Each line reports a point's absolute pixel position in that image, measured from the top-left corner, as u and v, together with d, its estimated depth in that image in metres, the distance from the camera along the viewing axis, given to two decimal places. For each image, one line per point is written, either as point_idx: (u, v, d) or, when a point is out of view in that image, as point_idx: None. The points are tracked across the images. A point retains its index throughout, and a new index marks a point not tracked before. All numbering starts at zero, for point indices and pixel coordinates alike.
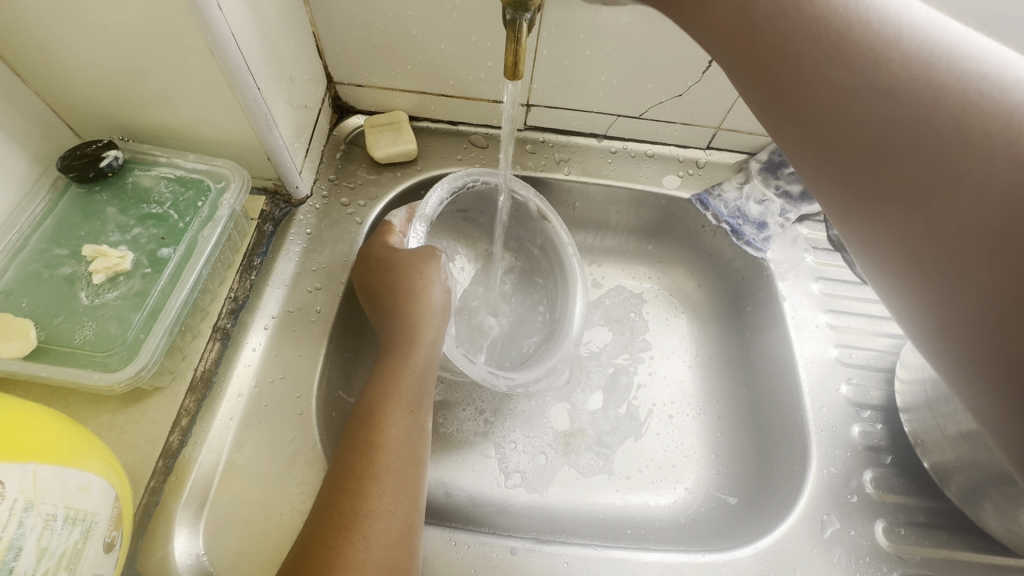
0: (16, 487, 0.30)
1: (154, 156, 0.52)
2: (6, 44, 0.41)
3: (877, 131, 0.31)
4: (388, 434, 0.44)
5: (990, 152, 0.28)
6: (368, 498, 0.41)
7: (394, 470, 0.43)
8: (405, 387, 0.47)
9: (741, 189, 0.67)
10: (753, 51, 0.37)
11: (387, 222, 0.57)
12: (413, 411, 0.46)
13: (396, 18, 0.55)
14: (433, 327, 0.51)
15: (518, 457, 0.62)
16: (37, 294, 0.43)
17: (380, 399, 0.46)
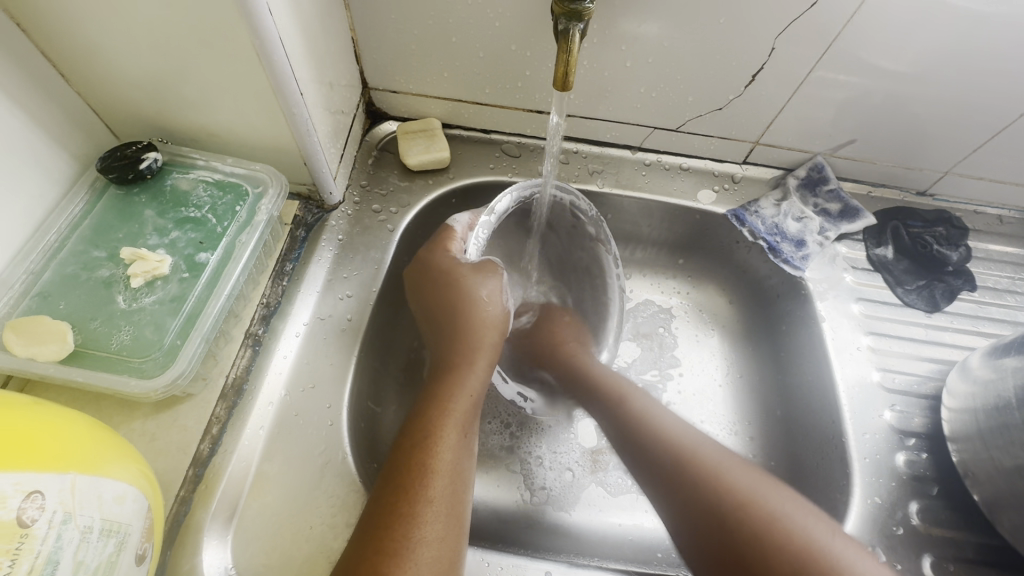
0: (55, 498, 0.29)
1: (192, 159, 0.51)
2: (54, 44, 0.41)
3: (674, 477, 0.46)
4: (441, 459, 0.44)
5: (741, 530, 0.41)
6: (418, 525, 0.40)
7: (443, 497, 0.43)
8: (458, 413, 0.48)
9: (778, 206, 0.65)
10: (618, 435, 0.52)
11: (448, 227, 0.56)
12: (465, 438, 0.47)
13: (437, 26, 0.55)
14: (489, 352, 0.53)
15: (546, 474, 0.60)
16: (75, 297, 0.42)
17: (432, 423, 0.46)
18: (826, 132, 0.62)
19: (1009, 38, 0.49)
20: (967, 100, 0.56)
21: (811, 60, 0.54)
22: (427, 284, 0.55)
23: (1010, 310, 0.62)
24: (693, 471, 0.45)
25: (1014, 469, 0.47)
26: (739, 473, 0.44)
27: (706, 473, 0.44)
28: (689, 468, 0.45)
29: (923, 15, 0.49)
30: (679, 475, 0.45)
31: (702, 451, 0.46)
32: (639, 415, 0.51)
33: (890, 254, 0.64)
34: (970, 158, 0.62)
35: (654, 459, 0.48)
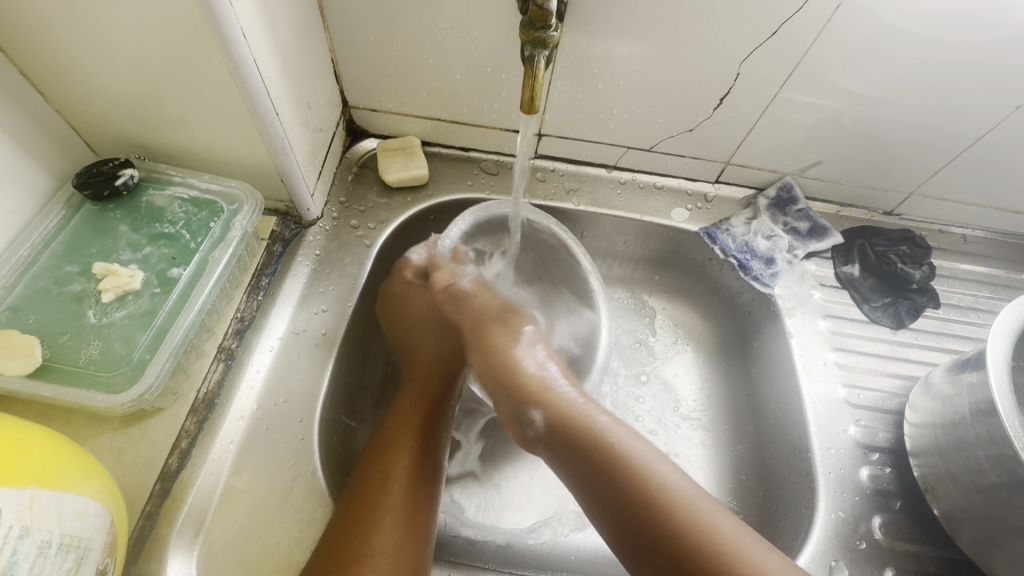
0: (12, 513, 0.29)
1: (169, 175, 0.52)
2: (32, 64, 0.42)
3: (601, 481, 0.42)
4: (405, 467, 0.45)
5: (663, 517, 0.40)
6: (375, 533, 0.41)
7: (404, 505, 0.43)
8: (420, 425, 0.49)
9: (749, 225, 0.67)
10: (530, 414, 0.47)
11: (407, 258, 0.62)
12: (428, 448, 0.48)
13: (414, 48, 0.56)
14: (458, 369, 0.55)
15: (518, 490, 0.61)
16: (44, 312, 0.43)
17: (394, 434, 0.48)
18: (793, 153, 0.64)
19: (959, 65, 0.52)
20: (925, 123, 0.58)
21: (775, 83, 0.56)
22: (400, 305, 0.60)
23: (974, 327, 0.64)
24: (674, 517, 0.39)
25: (971, 484, 0.48)
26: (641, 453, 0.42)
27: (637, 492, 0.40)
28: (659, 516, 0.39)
29: (877, 43, 0.51)
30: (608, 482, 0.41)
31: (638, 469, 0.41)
32: (615, 457, 0.42)
33: (857, 271, 0.66)
34: (932, 179, 0.64)
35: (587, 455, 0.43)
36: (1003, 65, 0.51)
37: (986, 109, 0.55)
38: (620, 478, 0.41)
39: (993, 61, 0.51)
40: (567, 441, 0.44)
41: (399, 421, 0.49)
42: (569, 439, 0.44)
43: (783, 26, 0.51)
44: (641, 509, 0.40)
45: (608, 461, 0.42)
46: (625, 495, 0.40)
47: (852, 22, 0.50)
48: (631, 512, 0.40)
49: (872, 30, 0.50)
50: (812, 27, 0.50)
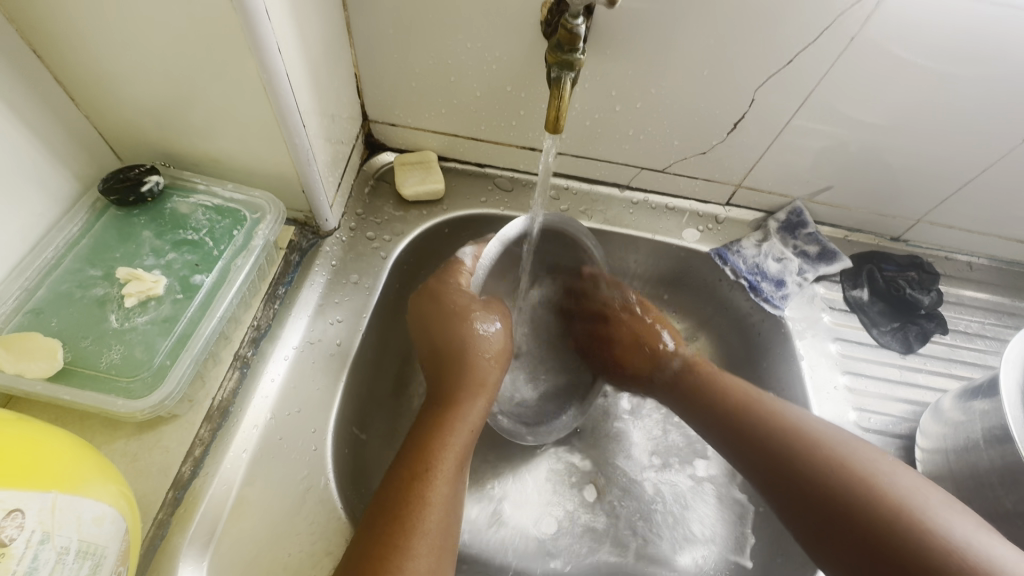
0: (35, 518, 0.29)
1: (192, 183, 0.52)
2: (66, 70, 0.43)
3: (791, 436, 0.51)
4: (437, 491, 0.46)
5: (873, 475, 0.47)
6: (409, 556, 0.41)
7: (436, 528, 0.44)
8: (457, 446, 0.49)
9: (759, 247, 0.68)
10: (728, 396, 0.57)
11: (457, 259, 0.60)
12: (459, 471, 0.48)
13: (436, 65, 0.57)
14: (490, 390, 0.55)
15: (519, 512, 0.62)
16: (67, 315, 0.43)
17: (432, 452, 0.48)
18: (805, 177, 0.65)
19: (971, 96, 0.53)
20: (936, 151, 0.59)
21: (790, 108, 0.57)
22: (433, 316, 0.57)
23: (981, 354, 0.65)
24: (846, 474, 0.47)
25: (984, 512, 0.48)
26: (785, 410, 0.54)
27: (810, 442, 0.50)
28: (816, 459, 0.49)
29: (892, 72, 0.52)
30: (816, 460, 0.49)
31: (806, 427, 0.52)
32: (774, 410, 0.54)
33: (866, 296, 0.67)
34: (941, 206, 0.66)
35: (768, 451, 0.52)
36: (1014, 98, 0.52)
37: (996, 139, 0.56)
38: (777, 436, 0.52)
39: (1004, 93, 0.52)
40: (720, 411, 0.57)
41: (438, 440, 0.49)
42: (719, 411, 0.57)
43: (799, 55, 0.52)
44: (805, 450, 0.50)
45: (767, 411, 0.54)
46: (795, 453, 0.50)
47: (868, 51, 0.51)
48: (815, 476, 0.49)
49: (887, 60, 0.51)
50: (828, 56, 0.52)
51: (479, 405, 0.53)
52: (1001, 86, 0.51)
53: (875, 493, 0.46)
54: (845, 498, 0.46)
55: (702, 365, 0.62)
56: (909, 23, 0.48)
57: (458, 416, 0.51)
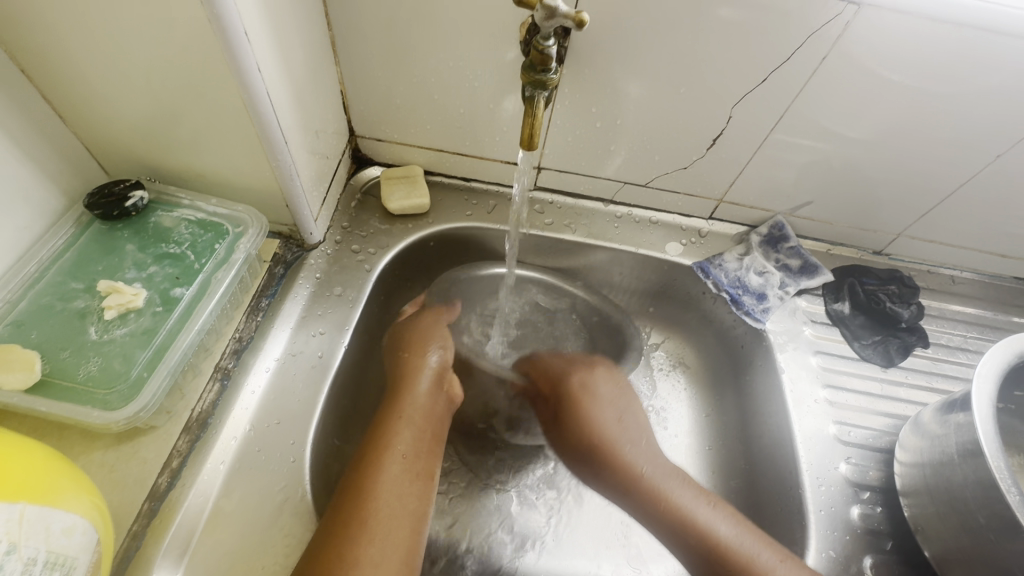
0: (2, 528, 0.29)
1: (178, 198, 0.53)
2: (53, 87, 0.44)
3: (641, 475, 0.54)
4: (382, 482, 0.46)
5: (688, 512, 0.51)
6: (356, 546, 0.41)
7: (384, 518, 0.44)
8: (402, 436, 0.49)
9: (741, 260, 0.69)
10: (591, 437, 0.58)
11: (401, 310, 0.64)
12: (411, 460, 0.49)
13: (421, 83, 0.59)
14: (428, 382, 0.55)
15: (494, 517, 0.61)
16: (47, 327, 0.43)
17: (376, 447, 0.48)
18: (786, 192, 0.66)
19: (946, 111, 0.54)
20: (913, 167, 0.60)
21: (767, 125, 0.59)
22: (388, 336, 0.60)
23: (963, 367, 0.65)
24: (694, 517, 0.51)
25: (959, 526, 0.48)
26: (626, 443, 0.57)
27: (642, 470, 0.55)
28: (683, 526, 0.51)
29: (866, 89, 0.53)
30: (658, 497, 0.53)
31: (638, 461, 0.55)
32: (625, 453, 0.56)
33: (847, 309, 0.67)
34: (921, 221, 0.66)
35: (641, 483, 0.54)
36: (986, 115, 0.53)
37: (973, 153, 0.57)
38: (629, 472, 0.55)
39: (975, 111, 0.53)
40: (643, 501, 0.53)
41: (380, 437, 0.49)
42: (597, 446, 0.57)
43: (773, 74, 0.54)
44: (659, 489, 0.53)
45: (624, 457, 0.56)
46: (659, 498, 0.53)
47: (841, 69, 0.52)
48: (664, 504, 0.52)
49: (861, 77, 0.52)
50: (802, 74, 0.53)
51: (423, 393, 0.54)
52: (976, 101, 0.52)
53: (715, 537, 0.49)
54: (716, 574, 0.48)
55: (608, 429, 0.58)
56: (879, 42, 0.49)
57: (403, 405, 0.52)
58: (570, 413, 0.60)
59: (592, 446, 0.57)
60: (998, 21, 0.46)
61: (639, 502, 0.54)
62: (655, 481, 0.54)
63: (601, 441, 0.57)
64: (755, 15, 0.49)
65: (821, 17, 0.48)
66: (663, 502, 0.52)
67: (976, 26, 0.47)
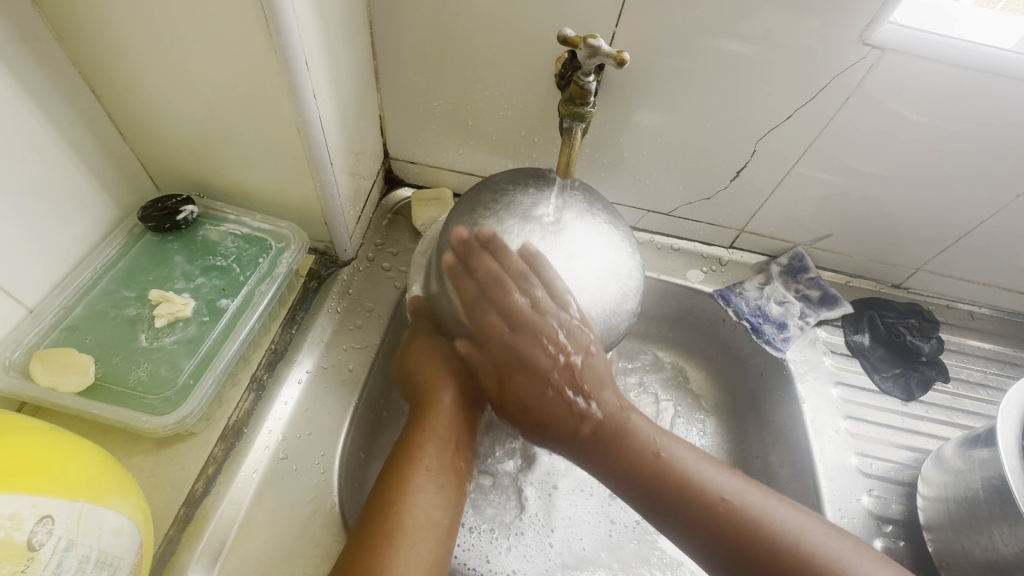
0: (63, 525, 0.31)
1: (224, 213, 0.56)
2: (122, 111, 0.47)
3: (651, 475, 0.46)
4: (415, 516, 0.44)
5: (734, 516, 0.43)
6: (382, 556, 0.41)
7: (409, 531, 0.43)
8: (427, 450, 0.48)
9: (761, 290, 0.70)
10: (592, 446, 0.47)
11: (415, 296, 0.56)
12: (440, 476, 0.47)
13: (457, 110, 0.61)
14: (453, 394, 0.51)
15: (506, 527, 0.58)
16: (100, 332, 0.46)
17: (404, 460, 0.47)
18: (806, 225, 0.68)
19: (967, 151, 0.55)
20: (933, 203, 0.61)
21: (789, 160, 0.61)
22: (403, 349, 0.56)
23: (984, 404, 0.65)
24: (744, 516, 0.43)
25: (985, 563, 0.48)
26: (656, 440, 0.47)
27: (658, 464, 0.46)
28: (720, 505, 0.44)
29: (888, 129, 0.55)
30: (692, 503, 0.44)
31: (674, 452, 0.47)
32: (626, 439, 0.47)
33: (867, 341, 0.68)
34: (940, 256, 0.67)
35: (658, 480, 0.45)
36: (1006, 155, 0.55)
37: (995, 192, 0.58)
38: (647, 473, 0.46)
39: (997, 151, 0.55)
40: (654, 504, 0.46)
41: (408, 450, 0.48)
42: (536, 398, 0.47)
43: (797, 112, 0.56)
44: (678, 492, 0.45)
45: (636, 448, 0.46)
46: (682, 500, 0.45)
47: (864, 109, 0.54)
48: (687, 512, 0.44)
49: (885, 116, 0.54)
50: (826, 113, 0.55)
51: (449, 405, 0.50)
52: (999, 142, 0.54)
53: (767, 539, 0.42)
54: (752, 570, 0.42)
55: (618, 420, 0.47)
56: (903, 84, 0.51)
57: (428, 420, 0.49)
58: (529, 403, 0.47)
59: (554, 429, 0.48)
60: (1017, 68, 0.48)
61: (648, 500, 0.46)
62: (685, 478, 0.45)
63: (567, 435, 0.48)
64: (780, 57, 0.51)
65: (845, 60, 0.50)
66: (695, 509, 0.44)
67: (999, 73, 0.49)
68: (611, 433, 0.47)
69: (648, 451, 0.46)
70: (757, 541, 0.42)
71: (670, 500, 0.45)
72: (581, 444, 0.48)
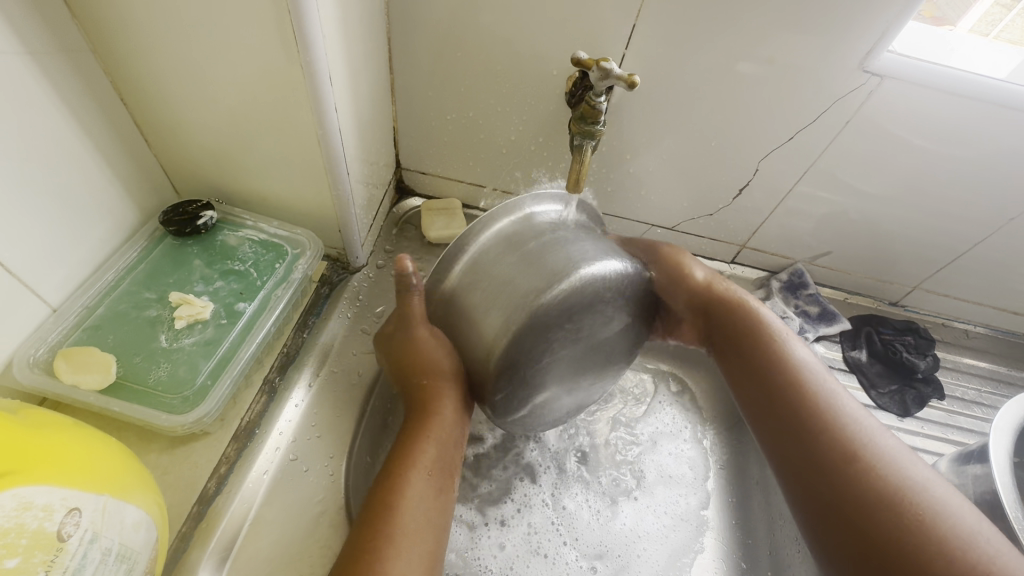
0: (89, 518, 0.32)
1: (242, 219, 0.57)
2: (148, 119, 0.49)
3: (778, 384, 0.47)
4: (409, 498, 0.44)
5: (859, 459, 0.40)
6: (384, 560, 0.40)
7: (411, 532, 0.43)
8: (428, 452, 0.47)
9: (762, 304, 0.71)
10: (739, 335, 0.52)
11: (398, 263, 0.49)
12: (435, 474, 0.47)
13: (470, 124, 0.63)
14: (450, 385, 0.50)
15: (551, 538, 0.58)
16: (122, 332, 0.47)
17: (400, 464, 0.46)
18: (806, 242, 0.70)
19: (965, 174, 0.57)
20: (929, 225, 0.63)
21: (790, 179, 0.62)
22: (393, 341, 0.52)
23: (979, 421, 0.66)
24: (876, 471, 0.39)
25: None
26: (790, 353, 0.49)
27: (779, 381, 0.47)
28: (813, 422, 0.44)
29: (887, 151, 0.57)
30: (810, 419, 0.44)
31: (785, 362, 0.48)
32: (781, 354, 0.49)
33: (865, 356, 0.69)
34: (937, 275, 0.69)
35: (781, 394, 0.47)
36: (1002, 178, 0.56)
37: (992, 212, 0.60)
38: (795, 394, 0.46)
39: (992, 174, 0.56)
40: (765, 391, 0.48)
41: (410, 448, 0.47)
42: (722, 311, 0.54)
43: (799, 133, 0.58)
44: (795, 397, 0.46)
45: (773, 347, 0.49)
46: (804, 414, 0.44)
47: (864, 131, 0.56)
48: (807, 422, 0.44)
49: (884, 137, 0.56)
50: (826, 135, 0.57)
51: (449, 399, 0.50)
52: (995, 164, 0.56)
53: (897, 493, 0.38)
54: (861, 517, 0.38)
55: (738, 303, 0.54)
56: (902, 108, 0.53)
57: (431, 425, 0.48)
58: (726, 317, 0.54)
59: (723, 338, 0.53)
60: (1012, 96, 0.50)
61: (777, 421, 0.46)
62: (804, 386, 0.46)
63: (739, 342, 0.52)
64: (784, 80, 0.53)
65: (846, 84, 0.52)
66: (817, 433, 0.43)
67: (994, 100, 0.50)
68: (753, 329, 0.51)
69: (778, 361, 0.48)
70: (864, 480, 0.39)
71: (802, 423, 0.44)
72: (725, 340, 0.53)
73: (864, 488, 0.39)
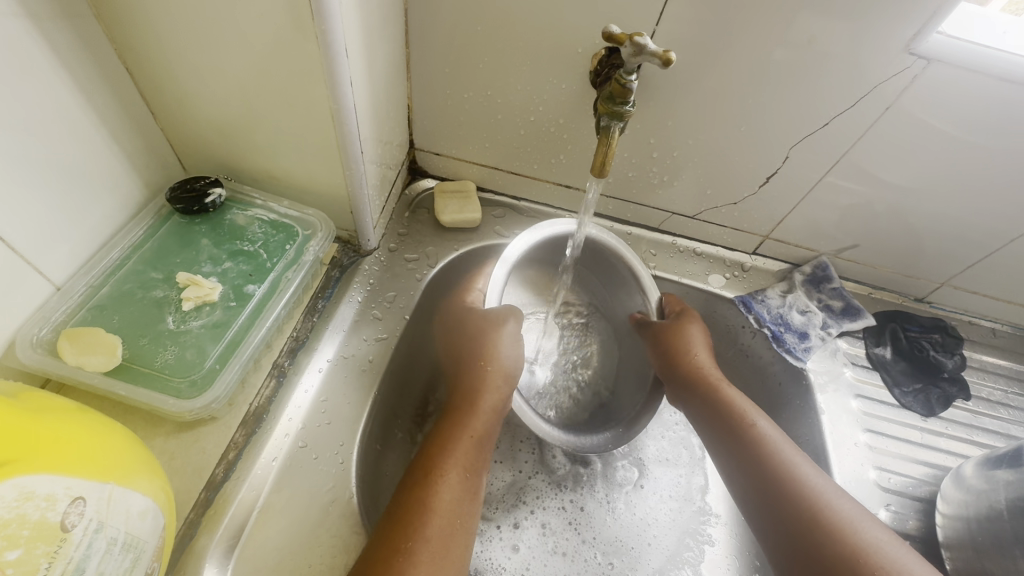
0: (93, 507, 0.31)
1: (252, 198, 0.55)
2: (154, 90, 0.47)
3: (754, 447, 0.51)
4: (440, 499, 0.45)
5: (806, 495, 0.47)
6: (412, 559, 0.41)
7: (439, 535, 0.43)
8: (465, 452, 0.48)
9: (784, 298, 0.69)
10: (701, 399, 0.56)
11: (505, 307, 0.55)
12: (469, 476, 0.48)
13: (487, 103, 0.61)
14: (494, 392, 0.52)
15: (566, 537, 0.59)
16: (128, 313, 0.46)
17: (432, 463, 0.47)
18: (831, 234, 0.67)
19: (1006, 167, 0.54)
20: (963, 219, 0.61)
21: (820, 169, 0.60)
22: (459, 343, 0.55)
23: (1004, 423, 0.64)
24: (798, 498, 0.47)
25: None
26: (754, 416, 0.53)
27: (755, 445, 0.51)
28: (785, 487, 0.47)
29: (926, 141, 0.54)
30: (771, 470, 0.49)
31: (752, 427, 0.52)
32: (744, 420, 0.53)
33: (889, 354, 0.67)
34: (967, 272, 0.67)
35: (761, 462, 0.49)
36: None
37: None
38: (746, 446, 0.51)
39: None
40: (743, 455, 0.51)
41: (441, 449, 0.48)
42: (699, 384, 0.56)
43: (833, 121, 0.55)
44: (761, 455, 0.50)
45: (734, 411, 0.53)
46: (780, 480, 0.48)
47: (903, 119, 0.53)
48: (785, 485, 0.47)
49: (924, 126, 0.53)
50: (861, 123, 0.54)
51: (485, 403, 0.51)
52: None
53: (827, 524, 0.45)
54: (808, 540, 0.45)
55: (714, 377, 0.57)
56: (946, 95, 0.50)
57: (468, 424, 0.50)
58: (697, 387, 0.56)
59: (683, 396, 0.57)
60: None
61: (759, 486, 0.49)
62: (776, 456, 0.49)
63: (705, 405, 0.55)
64: (821, 63, 0.50)
65: (888, 69, 0.49)
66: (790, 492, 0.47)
67: None
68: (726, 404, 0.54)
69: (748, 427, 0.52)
70: (803, 509, 0.46)
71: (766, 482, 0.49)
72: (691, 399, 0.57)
73: (836, 542, 0.44)
